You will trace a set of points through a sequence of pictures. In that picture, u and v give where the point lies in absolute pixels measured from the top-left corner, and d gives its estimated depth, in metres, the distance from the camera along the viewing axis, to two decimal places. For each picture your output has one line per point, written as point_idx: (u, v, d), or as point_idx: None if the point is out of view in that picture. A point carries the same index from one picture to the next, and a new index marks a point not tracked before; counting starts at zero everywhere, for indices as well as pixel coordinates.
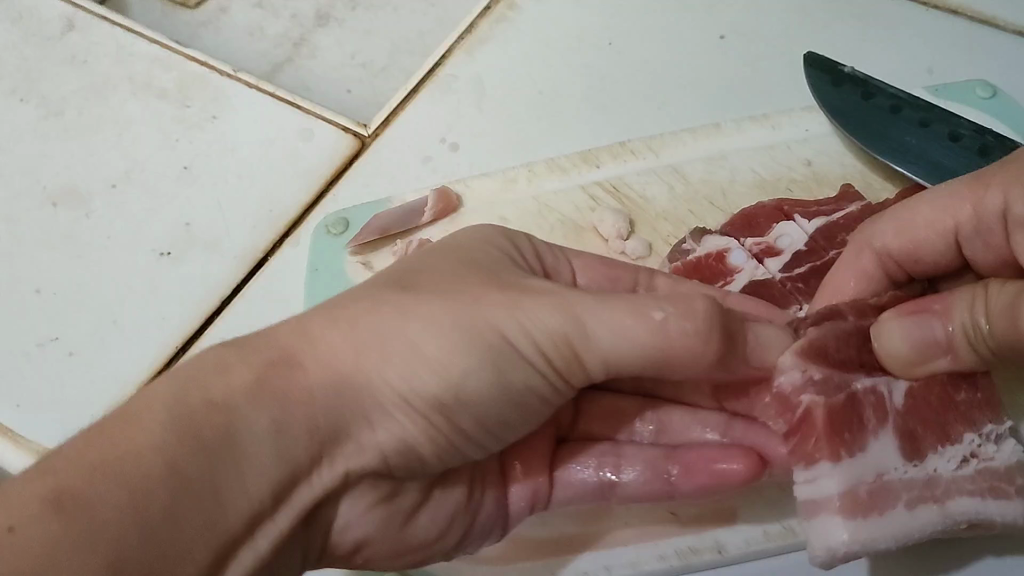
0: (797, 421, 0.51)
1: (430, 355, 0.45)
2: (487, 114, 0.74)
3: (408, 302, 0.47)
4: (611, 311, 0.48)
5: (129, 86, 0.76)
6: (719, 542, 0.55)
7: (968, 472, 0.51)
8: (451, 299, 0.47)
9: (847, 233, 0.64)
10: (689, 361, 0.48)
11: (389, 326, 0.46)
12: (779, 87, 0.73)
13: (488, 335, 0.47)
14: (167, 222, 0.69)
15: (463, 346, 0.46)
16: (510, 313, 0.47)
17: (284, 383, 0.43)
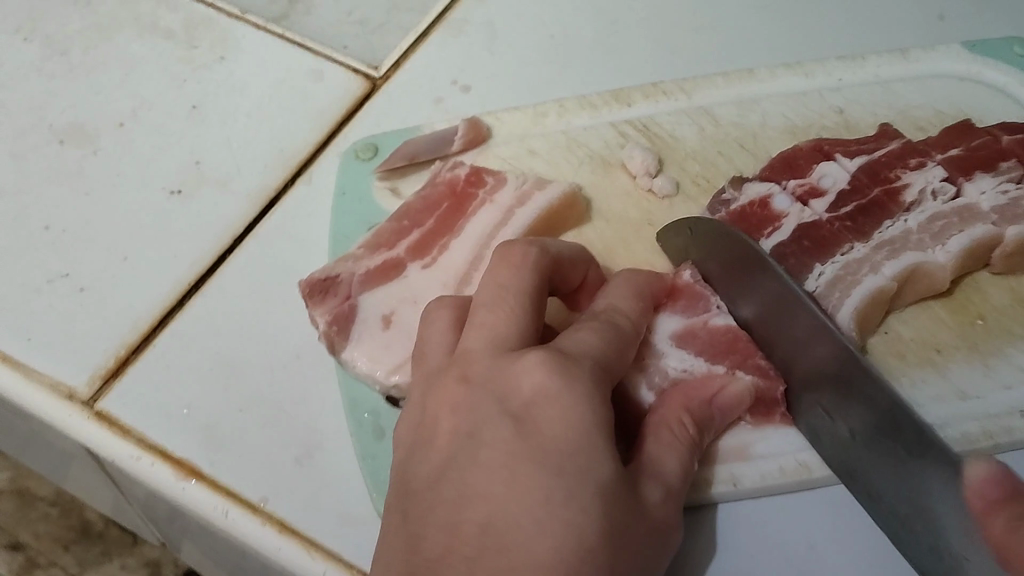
0: (777, 167, 0.63)
1: (511, 487, 0.42)
2: (508, 57, 0.74)
3: (571, 451, 0.43)
4: (552, 404, 0.44)
5: (136, 27, 0.78)
6: (734, 475, 0.53)
7: (824, 279, 0.57)
8: (486, 493, 0.42)
9: (891, 170, 0.61)
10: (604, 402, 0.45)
11: (483, 495, 0.42)
12: (790, 35, 0.74)
13: (569, 446, 0.43)
14: (178, 161, 0.70)
15: (607, 462, 0.43)
16: (584, 436, 0.43)
17: (483, 509, 0.42)
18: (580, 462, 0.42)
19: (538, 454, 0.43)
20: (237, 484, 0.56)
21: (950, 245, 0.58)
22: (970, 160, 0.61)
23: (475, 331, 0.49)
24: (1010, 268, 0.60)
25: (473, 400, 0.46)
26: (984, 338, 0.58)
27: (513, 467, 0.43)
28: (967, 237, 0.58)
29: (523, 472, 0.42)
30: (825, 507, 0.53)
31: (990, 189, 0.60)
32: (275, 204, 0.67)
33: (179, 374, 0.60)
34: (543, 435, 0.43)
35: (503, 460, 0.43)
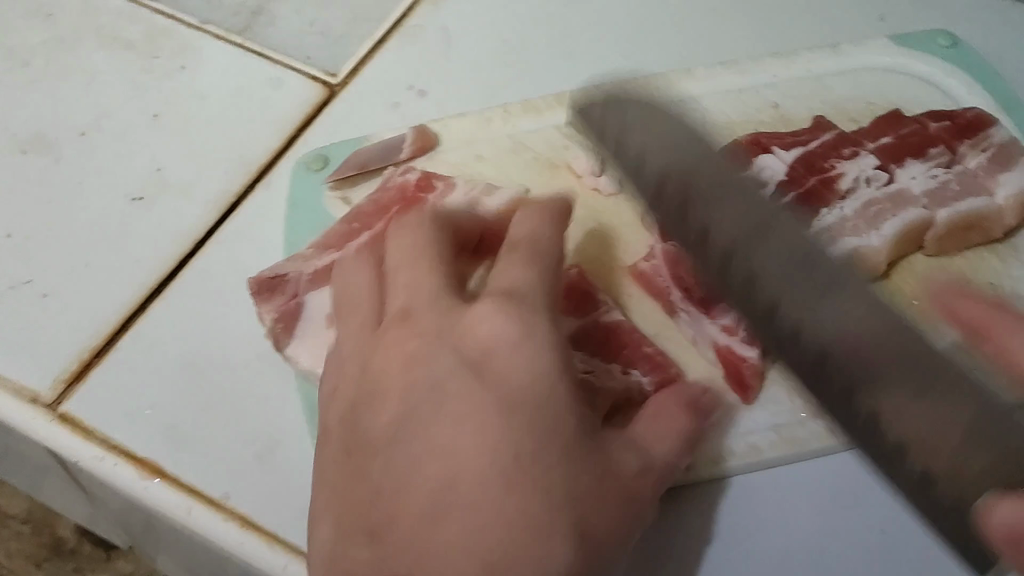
0: (716, 158, 0.65)
1: (475, 428, 0.44)
2: (456, 61, 0.76)
3: (536, 397, 0.46)
4: (513, 353, 0.47)
5: (96, 38, 0.79)
6: (686, 458, 0.56)
7: (764, 269, 0.60)
8: (448, 434, 0.45)
9: (826, 160, 0.63)
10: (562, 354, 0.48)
11: (440, 443, 0.44)
12: (734, 36, 0.76)
13: (530, 389, 0.46)
14: (139, 168, 0.71)
15: (566, 413, 0.46)
16: (537, 376, 0.47)
17: (446, 454, 0.44)
18: (540, 411, 0.45)
19: (499, 398, 0.45)
20: (199, 481, 0.57)
21: (884, 229, 0.60)
22: (902, 147, 0.63)
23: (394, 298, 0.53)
24: (942, 249, 0.62)
25: (424, 355, 0.48)
26: (921, 317, 0.60)
27: (478, 413, 0.45)
28: (900, 221, 0.60)
29: (486, 412, 0.45)
30: (771, 489, 0.56)
31: (920, 174, 0.62)
32: (236, 208, 0.69)
33: (142, 375, 0.61)
34: (503, 382, 0.46)
35: (464, 402, 0.45)
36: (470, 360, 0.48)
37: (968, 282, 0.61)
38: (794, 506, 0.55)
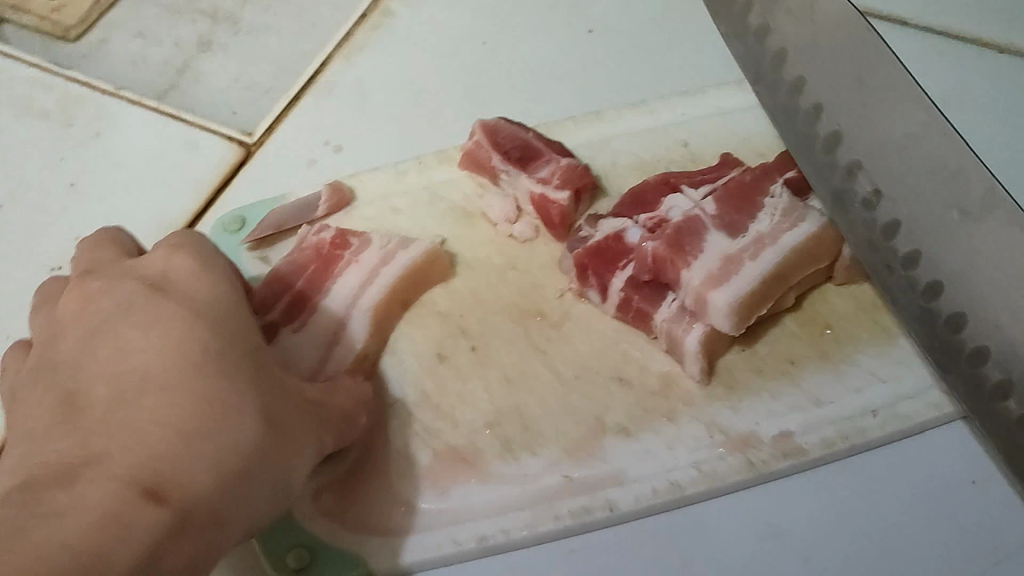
0: (630, 201, 0.66)
1: (82, 502, 0.38)
2: (370, 114, 0.77)
3: (162, 453, 0.41)
4: (155, 359, 0.45)
5: (11, 110, 0.80)
6: (609, 500, 0.56)
7: (675, 310, 0.61)
8: (159, 400, 0.43)
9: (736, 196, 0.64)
10: (239, 392, 0.45)
11: (154, 414, 0.42)
12: (645, 77, 0.77)
13: (226, 350, 0.47)
14: (57, 238, 0.71)
15: (209, 452, 0.42)
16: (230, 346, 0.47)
17: (99, 469, 0.40)
18: (156, 445, 0.41)
19: (146, 433, 0.42)
20: None
21: (787, 241, 0.60)
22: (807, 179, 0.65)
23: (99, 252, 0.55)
24: (851, 280, 0.63)
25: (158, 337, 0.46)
26: (833, 348, 0.61)
27: (183, 394, 0.43)
28: (803, 233, 0.60)
29: (103, 494, 0.39)
30: (698, 523, 0.56)
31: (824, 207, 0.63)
32: None
33: None
34: (151, 429, 0.42)
35: (131, 446, 0.41)
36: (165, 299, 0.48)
37: (878, 307, 0.63)
38: (717, 531, 0.55)
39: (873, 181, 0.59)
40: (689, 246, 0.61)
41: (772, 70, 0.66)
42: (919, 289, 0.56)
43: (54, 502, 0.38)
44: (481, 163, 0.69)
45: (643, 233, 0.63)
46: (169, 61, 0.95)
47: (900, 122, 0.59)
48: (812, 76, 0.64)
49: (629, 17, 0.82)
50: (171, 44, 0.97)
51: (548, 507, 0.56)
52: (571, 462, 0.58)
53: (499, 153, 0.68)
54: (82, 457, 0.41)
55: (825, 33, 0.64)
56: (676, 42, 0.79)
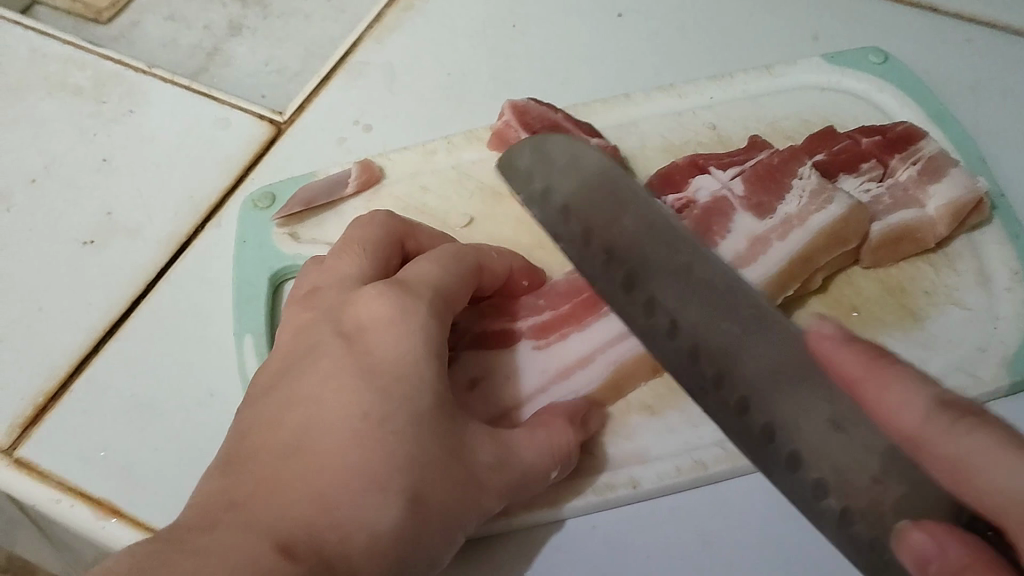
0: (658, 182, 0.66)
1: (239, 534, 0.39)
2: (400, 95, 0.78)
3: (314, 494, 0.42)
4: (298, 401, 0.46)
5: (45, 86, 0.80)
6: (634, 477, 0.56)
7: None
8: (313, 450, 0.44)
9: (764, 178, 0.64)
10: (389, 415, 0.45)
11: (318, 466, 0.43)
12: (674, 61, 0.77)
13: (388, 378, 0.47)
14: (90, 213, 0.72)
15: (365, 489, 0.43)
16: (406, 379, 0.47)
17: (258, 510, 0.41)
18: (311, 490, 0.42)
19: (302, 476, 0.43)
20: (154, 517, 0.58)
21: (813, 222, 0.60)
22: (835, 162, 0.65)
23: (326, 274, 0.55)
24: (878, 262, 0.63)
25: (318, 377, 0.47)
26: (859, 330, 0.61)
27: (333, 445, 0.44)
28: (828, 216, 0.60)
29: (257, 528, 0.40)
30: (721, 502, 0.56)
31: (853, 189, 0.64)
32: (186, 247, 0.70)
33: (94, 418, 0.62)
34: (310, 473, 0.43)
35: (287, 489, 0.42)
36: (346, 346, 0.48)
37: (903, 291, 0.63)
38: (741, 510, 0.56)
39: (669, 315, 0.53)
40: (716, 227, 0.61)
41: (556, 173, 0.62)
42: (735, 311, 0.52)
43: (196, 540, 0.39)
44: (510, 144, 0.70)
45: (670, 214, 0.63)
46: (200, 43, 0.96)
47: (718, 275, 0.53)
48: (565, 195, 0.61)
49: (658, 2, 0.82)
50: (202, 26, 0.98)
51: (572, 483, 0.56)
52: (596, 439, 0.58)
53: (528, 133, 0.69)
54: (238, 495, 0.42)
55: (562, 162, 0.62)
56: (705, 27, 0.80)
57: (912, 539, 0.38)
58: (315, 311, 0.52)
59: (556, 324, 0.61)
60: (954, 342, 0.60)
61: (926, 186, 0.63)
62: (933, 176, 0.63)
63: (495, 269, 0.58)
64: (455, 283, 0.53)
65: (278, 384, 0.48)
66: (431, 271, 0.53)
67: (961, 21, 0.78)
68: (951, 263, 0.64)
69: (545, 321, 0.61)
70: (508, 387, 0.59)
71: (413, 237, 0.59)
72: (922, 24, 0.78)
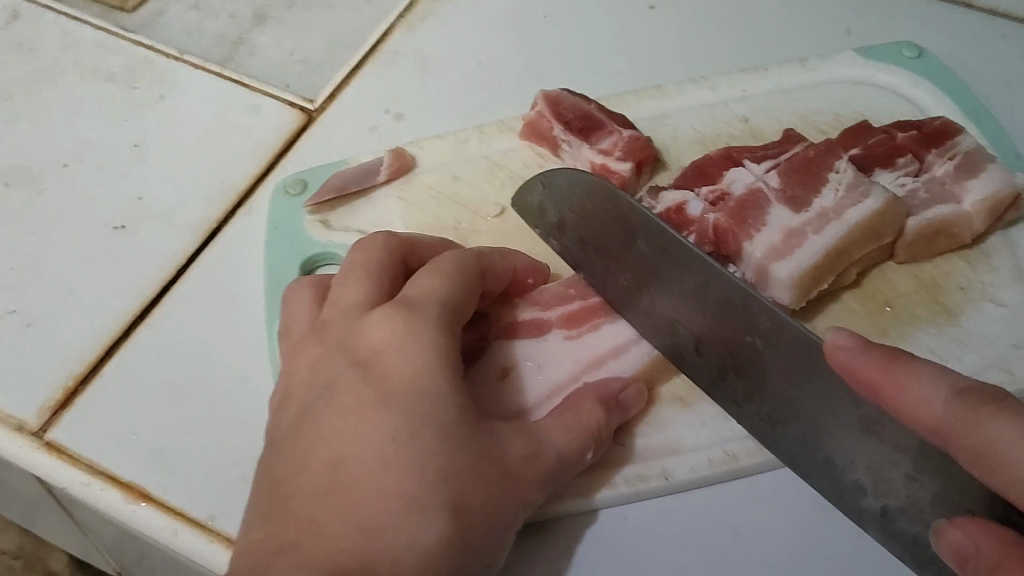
0: (692, 174, 0.66)
1: None
2: (430, 85, 0.77)
3: (354, 529, 0.43)
4: (325, 428, 0.46)
5: (76, 70, 0.80)
6: (666, 470, 0.56)
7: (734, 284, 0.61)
8: (342, 484, 0.44)
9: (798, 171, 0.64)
10: (413, 429, 0.45)
11: (355, 498, 0.44)
12: (706, 54, 0.77)
13: (407, 398, 0.46)
14: (120, 198, 0.72)
15: (403, 511, 0.43)
16: (425, 394, 0.46)
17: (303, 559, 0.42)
18: (350, 527, 0.43)
19: (339, 513, 0.43)
20: (186, 502, 0.58)
21: (849, 216, 0.60)
22: (871, 156, 0.64)
23: (333, 305, 0.53)
24: (913, 257, 0.63)
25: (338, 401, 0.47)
26: (893, 325, 0.61)
27: (362, 473, 0.44)
28: (865, 209, 0.60)
29: None
30: (753, 496, 0.56)
31: (888, 183, 0.63)
32: (217, 233, 0.70)
33: (126, 403, 0.62)
34: (345, 507, 0.43)
35: (327, 532, 0.43)
36: (362, 376, 0.48)
37: (938, 287, 0.62)
38: (773, 503, 0.55)
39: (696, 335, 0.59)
40: (751, 220, 0.61)
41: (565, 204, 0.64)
42: (758, 326, 0.56)
43: None
44: (543, 134, 0.69)
45: (705, 205, 0.63)
46: (230, 30, 0.96)
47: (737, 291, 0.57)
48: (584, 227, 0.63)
49: None
50: (232, 13, 0.98)
51: (604, 473, 0.56)
52: (628, 429, 0.58)
53: (562, 123, 0.68)
54: (286, 542, 0.43)
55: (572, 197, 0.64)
56: (739, 20, 0.79)
57: (952, 537, 0.42)
58: (324, 345, 0.51)
59: (585, 315, 0.62)
60: (991, 339, 0.60)
61: (963, 181, 0.62)
62: (969, 172, 0.62)
63: (498, 273, 0.58)
64: (462, 294, 0.52)
65: (304, 418, 0.48)
66: (437, 283, 0.51)
67: (995, 17, 0.77)
68: (987, 258, 0.63)
69: (573, 311, 0.62)
70: (538, 376, 0.58)
71: (411, 249, 0.57)
72: (956, 20, 0.78)
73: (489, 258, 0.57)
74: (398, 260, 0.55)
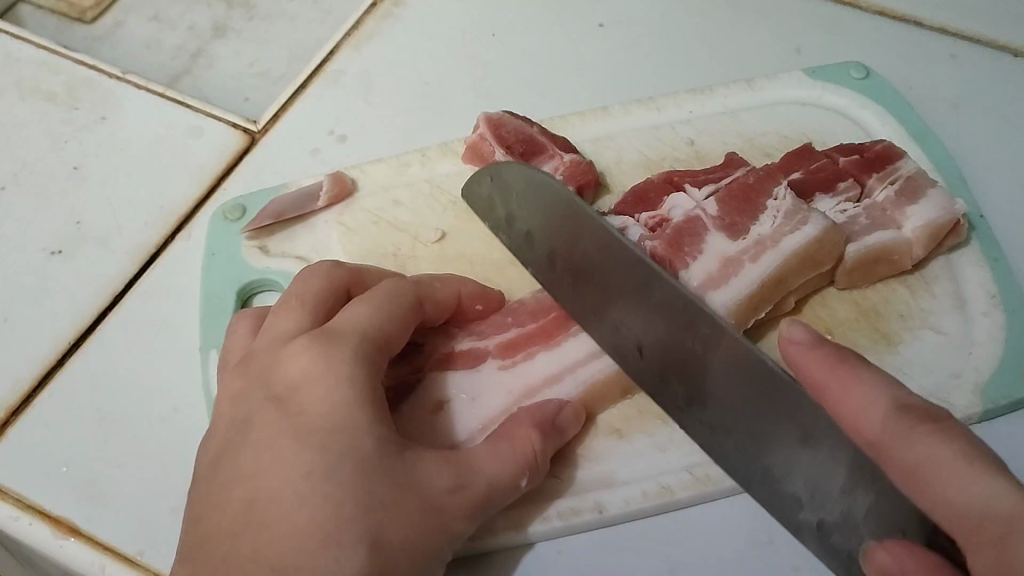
0: (634, 198, 0.65)
1: None
2: (376, 105, 0.77)
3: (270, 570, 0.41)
4: (246, 469, 0.45)
5: (17, 91, 0.79)
6: (600, 502, 0.55)
7: None
8: (259, 527, 0.43)
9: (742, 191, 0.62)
10: (329, 466, 0.44)
11: (271, 538, 0.42)
12: (655, 73, 0.76)
13: (324, 433, 0.45)
14: (59, 222, 0.71)
15: (321, 547, 0.42)
16: (342, 428, 0.45)
17: None
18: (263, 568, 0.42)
19: (254, 555, 0.42)
20: (114, 538, 0.57)
21: (787, 244, 0.59)
22: (812, 181, 0.63)
23: (262, 335, 0.51)
24: (854, 283, 0.62)
25: (257, 441, 0.46)
26: None
27: (278, 512, 0.43)
28: (802, 238, 0.59)
29: None
30: (688, 528, 0.55)
31: (829, 210, 0.63)
32: (155, 259, 0.69)
33: (56, 434, 0.61)
34: (262, 549, 0.42)
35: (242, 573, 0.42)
36: (279, 411, 0.47)
37: (878, 314, 0.62)
38: (709, 536, 0.55)
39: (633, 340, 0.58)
40: (688, 246, 0.60)
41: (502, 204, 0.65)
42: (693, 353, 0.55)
43: None
44: (485, 157, 0.69)
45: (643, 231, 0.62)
46: (182, 44, 0.95)
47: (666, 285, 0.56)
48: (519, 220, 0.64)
49: (642, 12, 0.81)
50: (184, 27, 0.96)
51: (537, 507, 0.55)
52: (564, 462, 0.57)
53: (503, 147, 0.68)
54: None
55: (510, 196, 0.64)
56: (688, 39, 0.79)
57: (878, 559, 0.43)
58: (247, 378, 0.50)
59: (523, 343, 0.60)
60: (930, 367, 0.59)
61: (903, 207, 0.62)
62: (910, 197, 0.62)
63: (437, 303, 0.56)
64: (388, 324, 0.51)
65: (223, 456, 0.47)
66: (363, 315, 0.50)
67: (944, 35, 0.77)
68: (928, 284, 0.63)
69: (510, 340, 0.60)
70: (469, 413, 0.57)
71: (359, 280, 0.55)
72: (907, 38, 0.77)
73: (427, 289, 0.56)
74: (343, 289, 0.54)
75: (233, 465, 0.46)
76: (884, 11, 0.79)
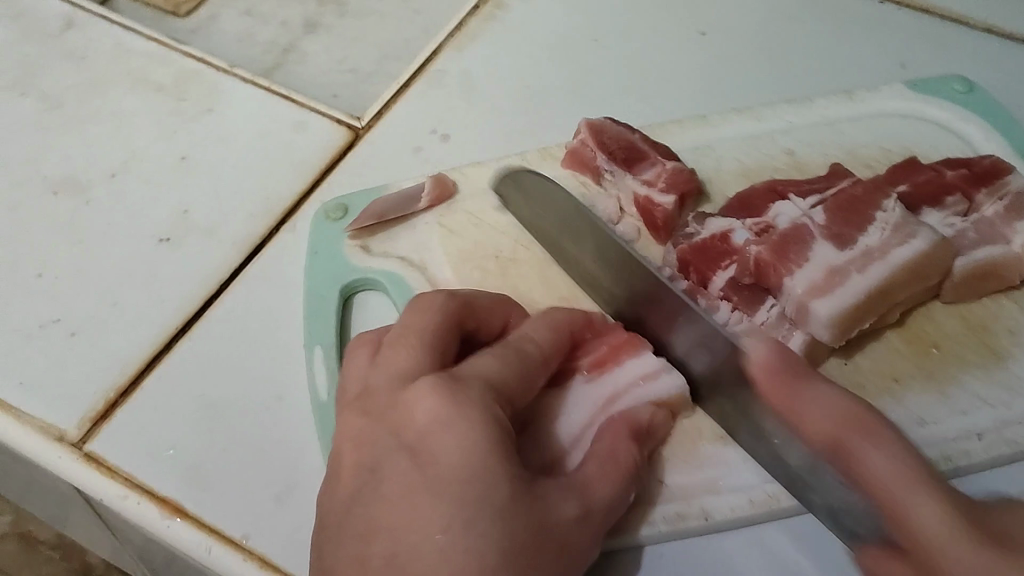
0: (738, 204, 0.66)
1: None
2: (476, 105, 0.77)
3: None
4: (381, 521, 0.45)
5: (127, 81, 0.81)
6: (704, 509, 0.56)
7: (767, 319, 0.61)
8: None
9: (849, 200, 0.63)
10: (470, 513, 0.43)
11: None
12: (756, 82, 0.77)
13: (460, 484, 0.44)
14: (167, 210, 0.73)
15: None
16: (478, 476, 0.45)
17: None
18: None
19: None
20: (218, 521, 0.58)
21: (894, 256, 0.59)
22: (920, 193, 0.63)
23: (384, 370, 0.51)
24: (960, 297, 0.62)
25: (389, 495, 0.46)
26: (937, 369, 0.60)
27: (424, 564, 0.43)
28: (911, 250, 0.59)
29: None
30: (793, 536, 0.55)
31: (937, 224, 0.63)
32: (260, 250, 0.70)
33: (163, 416, 0.62)
34: None
35: None
36: (410, 462, 0.47)
37: (984, 330, 0.61)
38: (816, 545, 0.55)
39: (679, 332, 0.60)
40: (793, 254, 0.60)
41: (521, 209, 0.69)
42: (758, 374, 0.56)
43: None
44: (586, 162, 0.69)
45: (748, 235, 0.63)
46: (276, 39, 0.97)
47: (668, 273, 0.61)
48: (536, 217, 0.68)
49: (742, 21, 0.81)
50: (278, 23, 0.98)
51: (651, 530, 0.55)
52: (667, 470, 0.57)
53: (606, 153, 0.68)
54: None
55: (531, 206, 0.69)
56: (790, 49, 0.79)
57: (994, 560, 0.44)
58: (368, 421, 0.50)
59: (612, 356, 0.60)
60: None
61: (1013, 222, 0.61)
62: (1019, 213, 0.62)
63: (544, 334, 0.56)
64: (507, 374, 0.52)
65: (360, 508, 0.47)
66: (488, 365, 0.51)
67: None
68: None
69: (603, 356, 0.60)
70: (550, 423, 0.57)
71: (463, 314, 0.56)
72: (1012, 56, 0.77)
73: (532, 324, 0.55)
74: (453, 323, 0.55)
75: (369, 521, 0.46)
76: (989, 28, 0.79)
